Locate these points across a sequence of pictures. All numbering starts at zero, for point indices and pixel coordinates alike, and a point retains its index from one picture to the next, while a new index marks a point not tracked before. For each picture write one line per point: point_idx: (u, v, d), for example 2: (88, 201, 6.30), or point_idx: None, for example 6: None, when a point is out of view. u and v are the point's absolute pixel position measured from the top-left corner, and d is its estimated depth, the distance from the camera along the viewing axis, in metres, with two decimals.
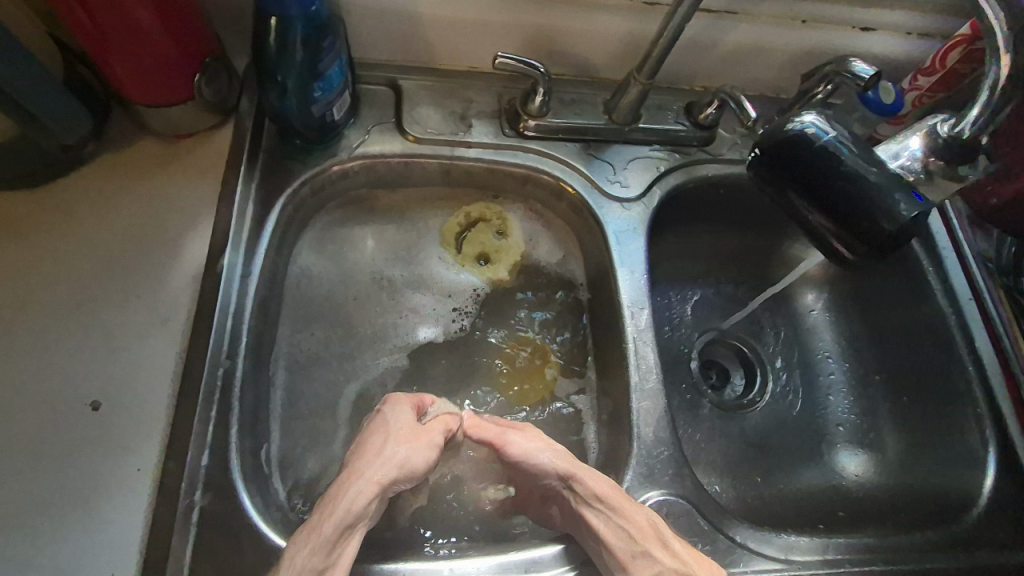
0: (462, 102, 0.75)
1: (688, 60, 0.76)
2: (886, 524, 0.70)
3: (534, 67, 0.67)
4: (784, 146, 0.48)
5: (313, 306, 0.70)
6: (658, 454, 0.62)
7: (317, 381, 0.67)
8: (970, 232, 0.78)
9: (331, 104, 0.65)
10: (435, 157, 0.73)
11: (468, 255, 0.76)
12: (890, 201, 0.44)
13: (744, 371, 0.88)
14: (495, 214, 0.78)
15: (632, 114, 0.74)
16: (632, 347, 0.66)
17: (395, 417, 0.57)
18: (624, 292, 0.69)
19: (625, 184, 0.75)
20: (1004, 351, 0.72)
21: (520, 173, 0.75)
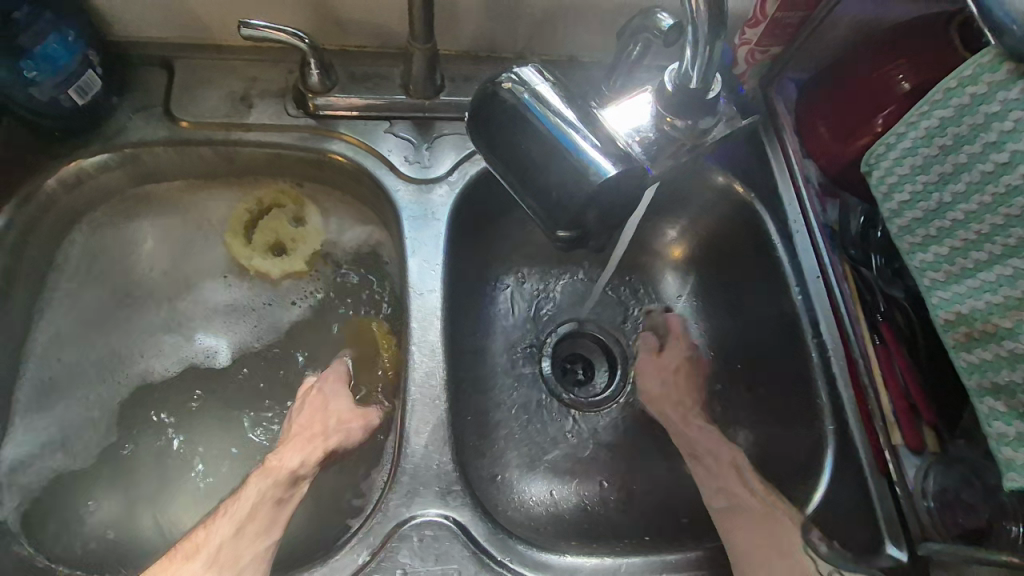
0: (245, 81, 0.68)
1: (494, 24, 0.68)
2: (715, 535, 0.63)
3: (294, 35, 0.60)
4: (486, 105, 0.42)
5: (79, 315, 0.64)
6: (429, 467, 0.55)
7: (73, 400, 0.61)
8: (819, 202, 0.70)
9: (59, 85, 0.58)
10: (208, 142, 0.66)
11: (259, 244, 0.68)
12: (581, 165, 0.39)
13: (608, 365, 0.79)
14: (291, 198, 0.70)
15: (430, 85, 0.67)
16: (413, 346, 0.59)
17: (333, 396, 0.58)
18: (412, 282, 0.62)
19: (427, 164, 0.67)
20: (847, 334, 0.64)
21: (311, 157, 0.67)
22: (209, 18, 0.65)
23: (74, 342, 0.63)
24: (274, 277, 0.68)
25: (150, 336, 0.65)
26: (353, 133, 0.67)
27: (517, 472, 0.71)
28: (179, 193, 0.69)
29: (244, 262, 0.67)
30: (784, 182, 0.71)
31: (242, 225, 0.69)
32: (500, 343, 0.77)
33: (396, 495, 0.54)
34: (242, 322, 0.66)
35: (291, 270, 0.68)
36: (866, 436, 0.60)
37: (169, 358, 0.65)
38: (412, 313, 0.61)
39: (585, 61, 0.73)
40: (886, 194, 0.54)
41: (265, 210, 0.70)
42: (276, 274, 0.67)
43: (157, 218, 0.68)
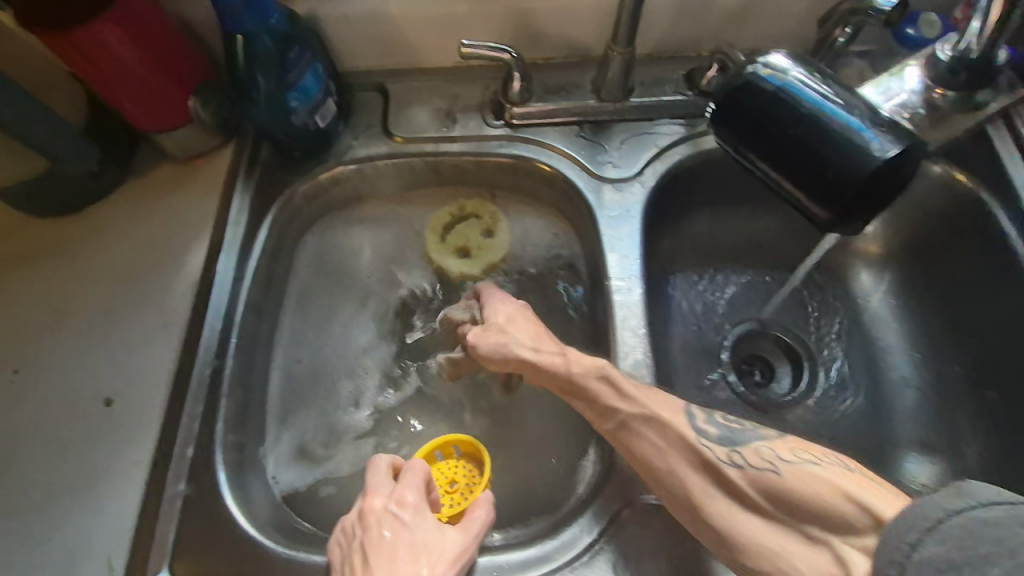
0: (449, 98, 0.75)
1: (685, 23, 0.69)
2: None
3: (503, 53, 0.66)
4: (736, 94, 0.42)
5: (312, 309, 0.72)
6: None
7: (312, 382, 0.69)
8: None
9: (311, 112, 0.68)
10: (420, 154, 0.73)
11: (449, 246, 0.73)
12: (860, 141, 0.37)
13: (791, 365, 0.75)
14: (488, 211, 0.74)
15: (621, 88, 0.69)
16: (618, 337, 0.61)
17: (377, 482, 0.55)
18: (613, 276, 0.64)
19: (618, 164, 0.70)
20: None
21: (508, 164, 0.72)
22: (424, 44, 0.73)
23: (311, 333, 0.71)
24: (454, 277, 0.72)
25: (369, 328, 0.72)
26: (546, 138, 0.72)
27: None
28: (392, 202, 0.77)
29: (433, 258, 0.73)
30: (1014, 161, 0.64)
31: (440, 226, 0.74)
32: (680, 340, 0.75)
33: (619, 477, 0.56)
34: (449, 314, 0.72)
35: (471, 274, 0.72)
36: None
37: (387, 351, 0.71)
38: (615, 313, 0.62)
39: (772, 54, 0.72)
40: None
41: (461, 217, 0.75)
42: (455, 275, 0.72)
43: (374, 222, 0.76)
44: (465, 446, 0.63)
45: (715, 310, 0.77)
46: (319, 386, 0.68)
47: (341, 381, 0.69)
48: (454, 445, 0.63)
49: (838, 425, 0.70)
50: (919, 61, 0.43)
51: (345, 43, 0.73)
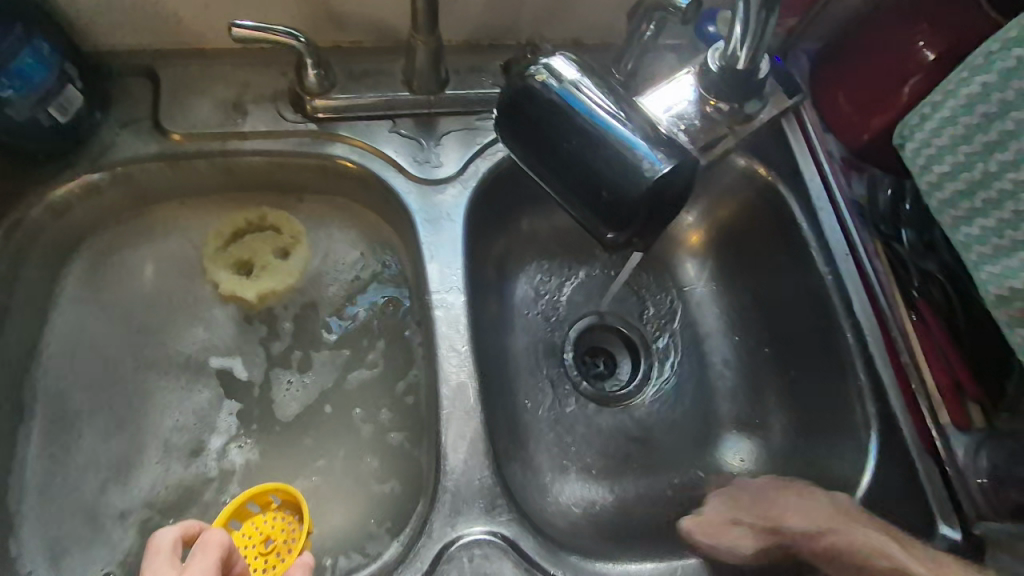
0: (237, 87, 0.64)
1: (496, 10, 0.65)
2: None
3: (288, 37, 0.56)
4: (518, 103, 0.39)
5: (75, 350, 0.59)
6: (470, 483, 0.52)
7: (76, 438, 0.57)
8: (845, 176, 0.68)
9: (39, 103, 0.54)
10: (203, 154, 0.62)
11: (231, 257, 0.64)
12: (634, 159, 0.35)
13: (630, 358, 0.77)
14: (290, 230, 0.65)
15: (434, 79, 0.63)
16: (440, 352, 0.56)
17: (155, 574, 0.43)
18: (433, 288, 0.59)
19: (437, 163, 0.64)
20: (882, 311, 0.63)
21: (314, 164, 0.64)
22: (196, 20, 0.61)
23: (76, 378, 0.58)
24: (222, 293, 0.62)
25: (155, 367, 0.60)
26: (356, 135, 0.64)
27: (550, 476, 0.69)
28: (180, 211, 0.65)
29: (206, 266, 0.63)
30: (804, 155, 0.69)
31: (231, 229, 0.65)
32: (523, 340, 0.74)
33: (440, 513, 0.51)
34: (253, 340, 0.62)
35: (240, 295, 0.62)
36: (907, 410, 0.59)
37: (179, 397, 0.59)
38: (439, 330, 0.57)
39: (590, 44, 0.70)
40: (923, 167, 0.52)
41: (257, 227, 0.66)
42: (223, 290, 0.62)
43: (158, 236, 0.64)
44: (287, 496, 0.53)
45: (553, 309, 0.77)
46: (88, 443, 0.57)
47: (118, 432, 0.57)
48: (272, 493, 0.53)
49: (668, 415, 0.74)
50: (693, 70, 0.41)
51: (86, 15, 0.58)
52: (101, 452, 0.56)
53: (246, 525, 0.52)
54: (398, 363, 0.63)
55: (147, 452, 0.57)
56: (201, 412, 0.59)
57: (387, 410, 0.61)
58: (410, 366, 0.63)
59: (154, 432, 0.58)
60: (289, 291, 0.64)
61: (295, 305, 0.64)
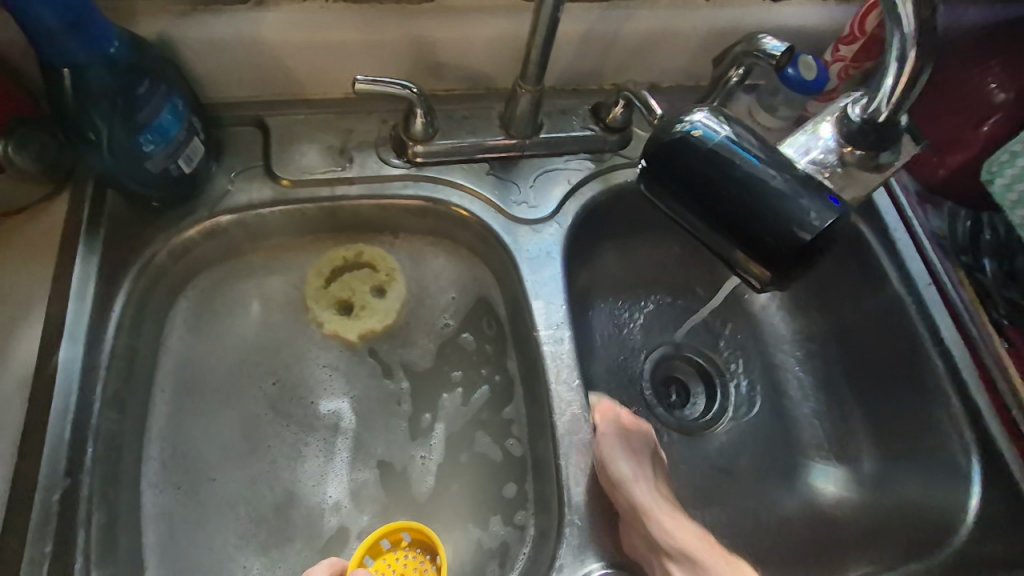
0: (341, 134, 0.67)
1: (584, 58, 0.68)
2: (878, 552, 0.63)
3: (403, 88, 0.59)
4: (671, 155, 0.41)
5: (193, 388, 0.61)
6: (594, 516, 0.53)
7: (197, 475, 0.58)
8: (922, 209, 0.70)
9: (172, 155, 0.56)
10: (313, 199, 0.64)
11: (330, 295, 0.66)
12: (797, 208, 0.38)
13: (705, 387, 0.79)
14: (386, 267, 0.68)
15: (530, 124, 0.66)
16: (553, 385, 0.58)
17: None
18: (540, 325, 0.61)
19: (533, 204, 0.67)
20: (972, 339, 0.64)
21: (415, 206, 0.66)
22: (307, 72, 0.65)
23: (193, 417, 0.60)
24: (325, 332, 0.65)
25: (272, 406, 0.62)
26: (455, 178, 0.67)
27: None
28: (283, 252, 0.68)
29: (308, 304, 0.65)
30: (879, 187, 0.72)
31: (329, 271, 0.67)
32: (603, 367, 0.76)
33: (568, 547, 0.52)
34: (361, 377, 0.64)
35: (342, 334, 0.64)
36: (1007, 436, 0.60)
37: (296, 438, 0.61)
38: (546, 366, 0.59)
39: (666, 87, 0.74)
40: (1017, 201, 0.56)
41: (352, 264, 0.68)
42: (326, 330, 0.64)
43: (266, 278, 0.67)
44: (417, 534, 0.56)
45: (631, 339, 0.79)
46: (210, 483, 0.58)
47: (238, 472, 0.59)
48: (403, 531, 0.56)
49: (751, 443, 0.75)
50: (832, 115, 0.43)
51: (208, 71, 0.62)
52: (224, 491, 0.58)
53: (379, 562, 0.54)
54: (500, 396, 0.65)
55: (270, 492, 0.58)
56: (319, 453, 0.60)
57: (490, 443, 0.63)
58: (512, 399, 0.65)
59: (275, 471, 0.59)
60: (387, 334, 0.66)
61: (398, 340, 0.66)
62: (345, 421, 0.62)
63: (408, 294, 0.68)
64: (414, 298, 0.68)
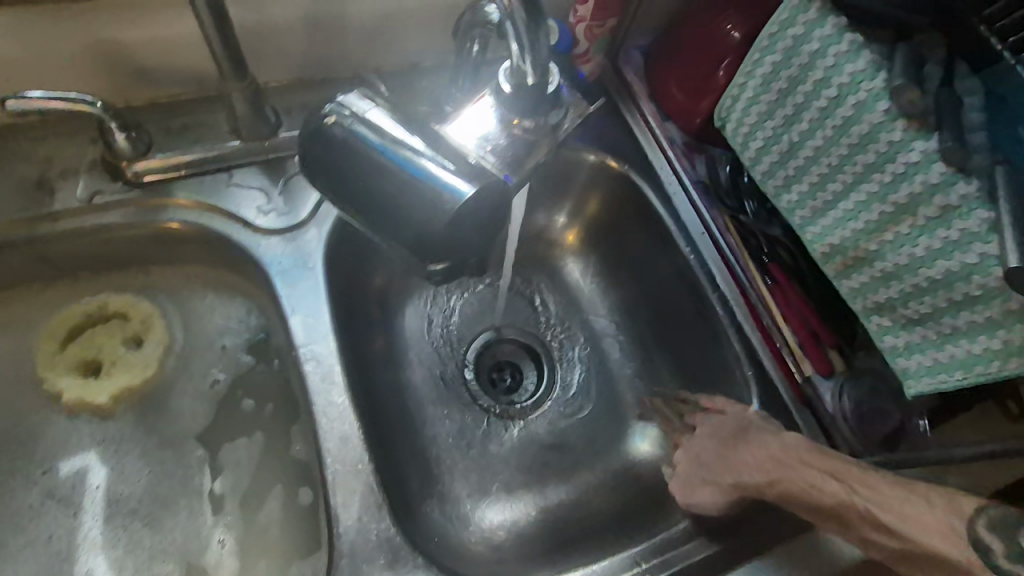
0: (39, 164, 0.57)
1: (318, 44, 0.62)
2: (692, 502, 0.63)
3: (82, 101, 0.51)
4: (315, 147, 0.37)
5: None
6: (367, 540, 0.50)
7: None
8: (687, 160, 0.70)
9: None
10: (10, 244, 0.55)
11: (72, 356, 0.58)
12: (437, 193, 0.35)
13: (535, 367, 0.78)
14: (140, 314, 0.60)
15: (262, 122, 0.60)
16: (318, 406, 0.54)
17: None
18: (299, 342, 0.56)
19: (284, 210, 0.61)
20: (738, 278, 0.65)
21: (146, 232, 0.58)
22: None
23: None
24: (70, 405, 0.56)
25: (22, 496, 0.54)
26: (190, 194, 0.59)
27: (470, 503, 0.68)
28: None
29: (44, 375, 0.57)
30: (648, 144, 0.72)
31: (68, 330, 0.58)
32: (420, 369, 0.74)
33: None
34: (109, 440, 0.56)
35: (90, 402, 0.56)
36: (778, 368, 0.62)
37: (57, 525, 0.53)
38: (313, 384, 0.55)
39: (429, 66, 0.69)
40: (743, 144, 0.55)
41: (98, 319, 0.59)
42: (70, 401, 0.56)
43: None
44: None
45: (448, 333, 0.77)
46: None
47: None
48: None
49: (577, 416, 0.75)
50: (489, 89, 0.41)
51: None
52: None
53: None
54: (283, 424, 0.59)
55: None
56: (81, 540, 0.53)
57: (276, 479, 0.57)
58: (295, 422, 0.59)
59: (36, 567, 0.52)
60: (149, 382, 0.58)
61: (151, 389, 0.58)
62: (102, 496, 0.54)
63: (171, 336, 0.60)
64: (175, 334, 0.60)
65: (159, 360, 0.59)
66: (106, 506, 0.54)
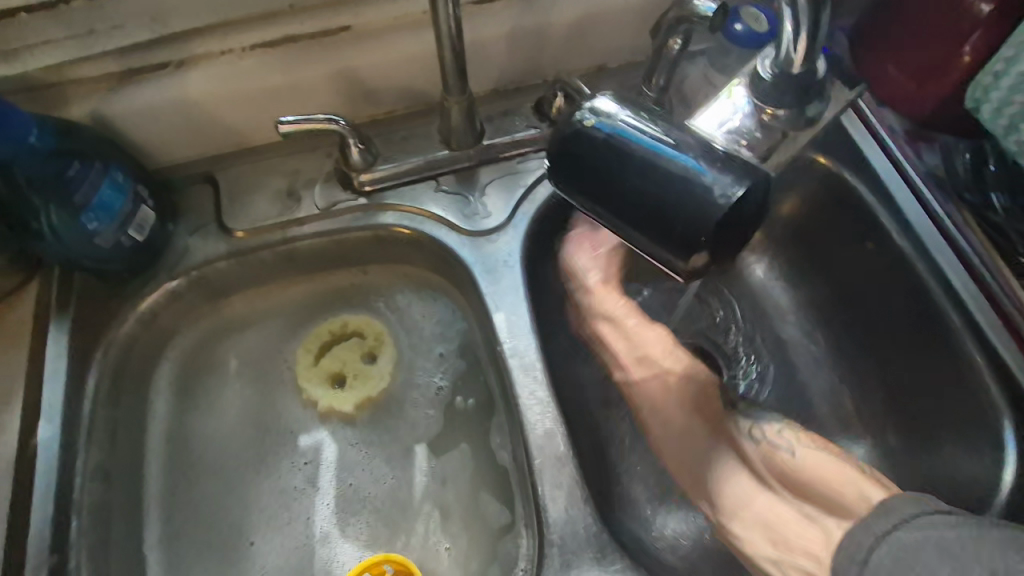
0: (288, 176, 0.67)
1: (518, 55, 0.65)
2: None
3: (330, 122, 0.59)
4: (570, 151, 0.39)
5: (181, 450, 0.63)
6: (576, 532, 0.51)
7: (192, 535, 0.60)
8: (912, 148, 0.62)
9: (118, 229, 0.58)
10: (267, 246, 0.65)
11: (322, 370, 0.66)
12: (701, 187, 0.35)
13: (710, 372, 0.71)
14: (373, 330, 0.68)
15: (469, 133, 0.64)
16: (523, 399, 0.56)
17: None
18: (503, 338, 0.59)
19: (484, 213, 0.64)
20: (985, 282, 0.57)
21: (369, 236, 0.66)
22: (243, 122, 0.65)
23: (189, 482, 0.62)
24: (323, 410, 0.64)
25: (287, 476, 0.62)
26: (405, 201, 0.65)
27: (651, 509, 0.65)
28: (254, 303, 0.69)
29: (301, 384, 0.65)
30: (862, 134, 0.64)
31: (318, 346, 0.67)
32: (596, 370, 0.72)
33: (552, 569, 0.50)
34: (339, 418, 0.64)
35: (342, 409, 0.64)
36: None
37: (310, 506, 0.60)
38: (517, 378, 0.57)
39: (615, 67, 0.70)
40: (1008, 128, 0.48)
41: (340, 336, 0.68)
42: (322, 408, 0.64)
43: (241, 334, 0.68)
44: (399, 566, 0.56)
45: None
46: (212, 548, 0.59)
47: (253, 535, 0.60)
48: (386, 564, 0.57)
49: None
50: (743, 80, 0.44)
51: (152, 139, 0.63)
52: (229, 559, 0.59)
53: None
54: (481, 413, 0.63)
55: (280, 558, 0.59)
56: (319, 517, 0.60)
57: (478, 466, 0.61)
58: (493, 414, 0.63)
59: (290, 540, 0.59)
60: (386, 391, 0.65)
61: (378, 388, 0.65)
62: (331, 468, 0.62)
63: (399, 352, 0.67)
64: (392, 343, 0.67)
65: (391, 374, 0.66)
66: (340, 491, 0.61)
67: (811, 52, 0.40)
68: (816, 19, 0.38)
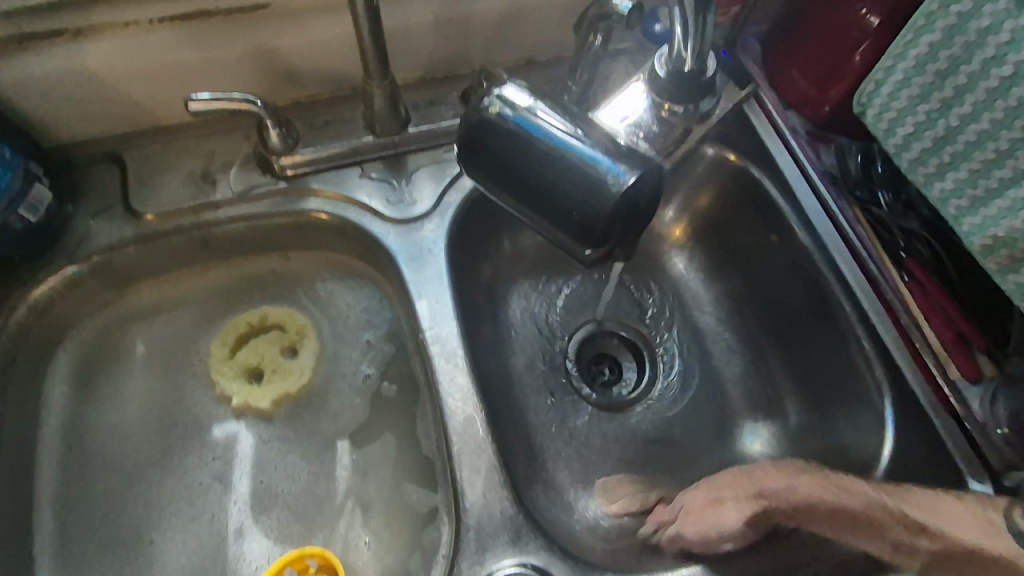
0: (203, 158, 0.64)
1: (445, 42, 0.65)
2: None
3: (249, 102, 0.57)
4: (477, 138, 0.40)
5: (82, 446, 0.60)
6: (492, 516, 0.52)
7: (92, 535, 0.57)
8: (812, 150, 0.67)
9: (2, 208, 0.53)
10: (179, 230, 0.62)
11: (238, 364, 0.63)
12: (598, 175, 0.37)
13: (633, 357, 0.76)
14: (295, 324, 0.66)
15: (394, 119, 0.64)
16: (443, 386, 0.57)
17: None
18: (425, 325, 0.59)
19: (410, 201, 0.64)
20: (872, 275, 0.62)
21: (289, 222, 0.64)
22: (152, 100, 0.62)
23: (90, 480, 0.59)
24: (237, 406, 0.62)
25: (199, 472, 0.59)
26: (328, 186, 0.64)
27: (573, 492, 0.67)
28: (165, 291, 0.66)
29: (216, 378, 0.63)
30: (769, 135, 0.69)
31: (235, 337, 0.65)
32: (523, 358, 0.73)
33: (467, 552, 0.51)
34: (256, 410, 0.62)
35: (256, 406, 0.62)
36: (917, 369, 0.58)
37: (219, 505, 0.58)
38: (438, 365, 0.58)
39: (543, 61, 0.71)
40: (887, 130, 0.52)
41: (258, 328, 0.65)
42: (237, 403, 0.62)
43: (151, 323, 0.65)
44: (323, 560, 0.55)
45: (547, 324, 0.75)
46: (115, 548, 0.56)
47: (154, 532, 0.57)
48: (309, 559, 0.55)
49: (681, 413, 0.72)
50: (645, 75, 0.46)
51: (48, 114, 0.59)
52: (134, 559, 0.56)
53: None
54: (406, 402, 0.63)
55: (190, 557, 0.56)
56: (233, 514, 0.58)
57: (401, 454, 0.61)
58: (417, 401, 0.63)
59: (202, 538, 0.57)
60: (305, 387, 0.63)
61: (297, 380, 0.63)
62: (247, 462, 0.60)
63: (322, 345, 0.65)
64: (315, 332, 0.66)
65: (312, 369, 0.64)
66: (256, 486, 0.59)
67: (708, 51, 0.43)
68: (700, 20, 0.41)
